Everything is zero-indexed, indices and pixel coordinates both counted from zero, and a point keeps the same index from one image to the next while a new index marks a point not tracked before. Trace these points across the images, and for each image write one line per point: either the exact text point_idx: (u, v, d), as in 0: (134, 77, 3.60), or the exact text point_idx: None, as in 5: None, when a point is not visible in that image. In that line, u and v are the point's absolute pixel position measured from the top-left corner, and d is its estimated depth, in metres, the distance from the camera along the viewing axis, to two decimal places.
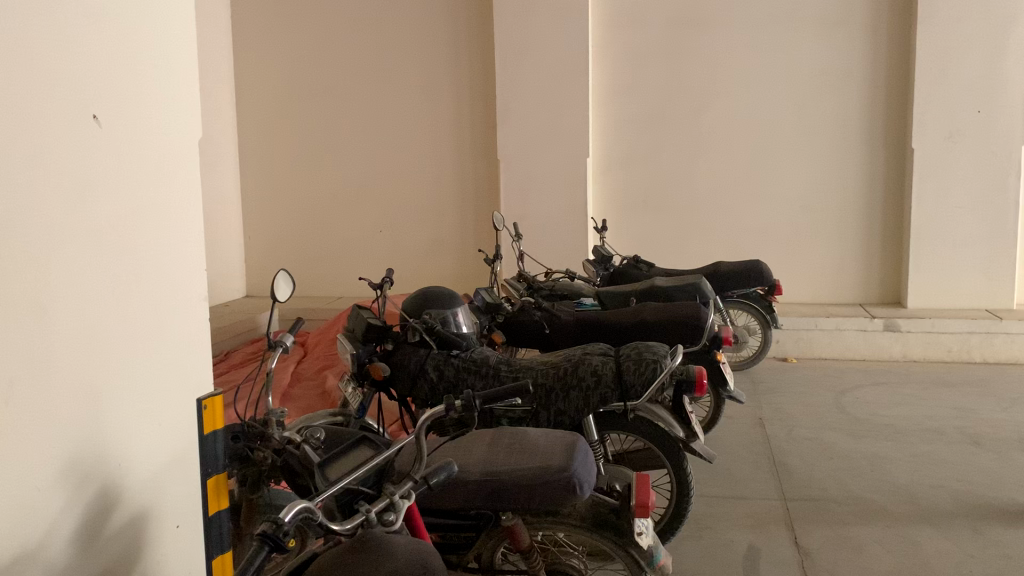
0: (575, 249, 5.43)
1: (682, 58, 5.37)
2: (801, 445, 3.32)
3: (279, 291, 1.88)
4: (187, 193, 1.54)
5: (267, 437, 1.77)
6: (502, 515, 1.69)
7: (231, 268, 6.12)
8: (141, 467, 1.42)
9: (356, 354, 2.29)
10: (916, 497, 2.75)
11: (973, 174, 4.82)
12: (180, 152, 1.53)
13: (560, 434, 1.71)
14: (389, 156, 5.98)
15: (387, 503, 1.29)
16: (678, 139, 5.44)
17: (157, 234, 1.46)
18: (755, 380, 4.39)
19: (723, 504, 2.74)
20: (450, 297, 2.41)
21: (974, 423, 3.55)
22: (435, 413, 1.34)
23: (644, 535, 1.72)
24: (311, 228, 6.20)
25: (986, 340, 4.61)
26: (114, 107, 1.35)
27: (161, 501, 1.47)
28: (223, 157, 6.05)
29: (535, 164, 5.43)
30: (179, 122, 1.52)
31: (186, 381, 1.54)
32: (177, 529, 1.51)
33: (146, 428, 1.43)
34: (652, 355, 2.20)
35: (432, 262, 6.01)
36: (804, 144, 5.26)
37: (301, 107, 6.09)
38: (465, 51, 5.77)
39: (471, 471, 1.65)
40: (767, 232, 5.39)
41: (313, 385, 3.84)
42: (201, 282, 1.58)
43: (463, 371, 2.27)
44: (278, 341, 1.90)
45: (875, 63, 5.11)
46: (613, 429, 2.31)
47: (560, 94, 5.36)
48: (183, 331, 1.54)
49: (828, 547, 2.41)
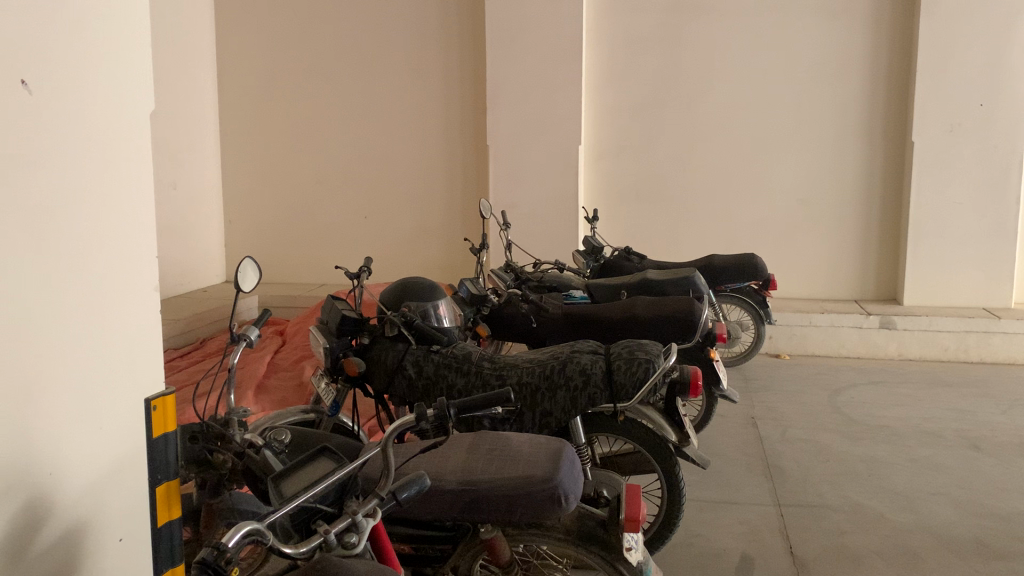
0: (565, 239, 5.30)
1: (678, 44, 5.23)
2: (795, 446, 3.20)
3: (246, 280, 1.73)
4: (138, 172, 1.39)
5: (226, 439, 1.61)
6: (482, 527, 1.59)
7: (211, 254, 5.97)
8: (80, 476, 1.29)
9: (330, 348, 2.14)
10: (916, 505, 2.64)
11: (973, 170, 4.71)
12: (130, 127, 1.37)
13: (545, 440, 1.59)
14: (374, 140, 5.82)
15: (349, 523, 1.15)
16: (672, 128, 5.30)
17: (100, 214, 1.31)
18: (747, 377, 4.27)
19: (715, 510, 2.62)
20: (432, 287, 2.28)
21: (973, 426, 3.44)
22: (404, 424, 1.20)
23: (633, 551, 1.57)
24: (294, 213, 6.05)
25: (983, 339, 4.50)
26: (48, 72, 1.21)
27: (102, 514, 1.33)
28: (204, 138, 5.88)
29: (526, 151, 5.28)
30: (132, 96, 1.38)
31: (136, 381, 1.39)
32: (120, 543, 1.37)
33: (84, 431, 1.29)
34: (645, 355, 2.08)
35: (417, 248, 5.86)
36: (800, 136, 5.13)
37: (287, 89, 5.92)
38: (455, 33, 5.60)
39: (448, 478, 1.51)
40: (759, 226, 5.27)
41: (289, 376, 3.70)
42: (153, 270, 1.43)
43: (444, 368, 2.11)
44: (242, 334, 1.76)
45: (876, 52, 4.97)
46: (600, 431, 2.19)
47: (552, 79, 5.20)
48: (132, 322, 1.38)
49: (824, 558, 2.28)
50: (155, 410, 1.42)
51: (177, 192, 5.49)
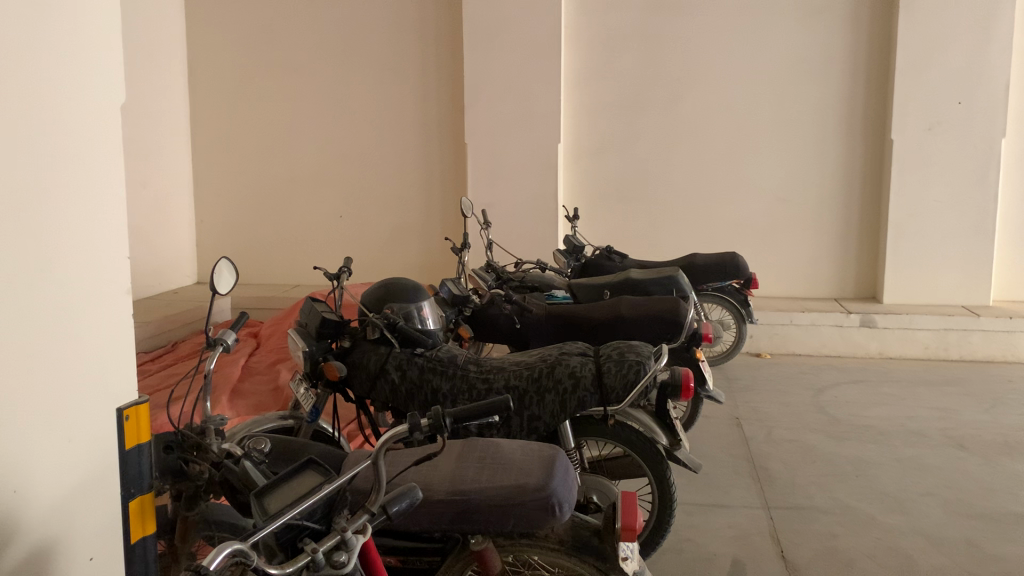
0: (546, 239, 5.25)
1: (657, 41, 5.19)
2: (781, 448, 3.16)
3: (221, 282, 1.65)
4: (107, 169, 1.30)
5: (204, 449, 1.52)
6: (472, 538, 1.47)
7: (182, 255, 5.84)
8: (46, 493, 1.21)
9: (309, 351, 2.06)
10: (905, 506, 2.61)
11: (952, 169, 4.71)
12: (99, 120, 1.29)
13: (537, 448, 1.52)
14: (350, 137, 5.73)
15: (338, 540, 1.10)
16: (652, 127, 5.26)
17: (67, 212, 1.23)
18: (729, 377, 4.23)
19: (704, 513, 2.57)
20: (415, 288, 2.20)
21: (957, 425, 3.42)
22: (398, 434, 1.14)
23: (629, 561, 1.49)
24: (268, 213, 5.94)
25: (962, 337, 4.51)
26: (6, 62, 1.13)
27: (72, 531, 1.26)
28: (175, 136, 5.76)
29: (504, 150, 5.22)
30: (101, 87, 1.29)
31: (106, 390, 1.31)
32: (91, 562, 1.29)
33: (50, 445, 1.22)
34: (636, 356, 2.02)
35: (395, 248, 5.77)
36: (780, 134, 5.11)
37: (260, 86, 5.81)
38: (431, 30, 5.52)
39: (437, 488, 1.43)
40: (739, 226, 5.25)
41: (264, 379, 3.61)
42: (125, 273, 1.35)
43: (428, 372, 2.04)
44: (218, 338, 1.68)
45: (856, 50, 4.97)
46: (590, 436, 2.12)
47: (531, 77, 5.14)
48: (103, 328, 1.30)
49: (817, 562, 2.24)
50: (127, 420, 1.35)
51: (147, 191, 5.36)
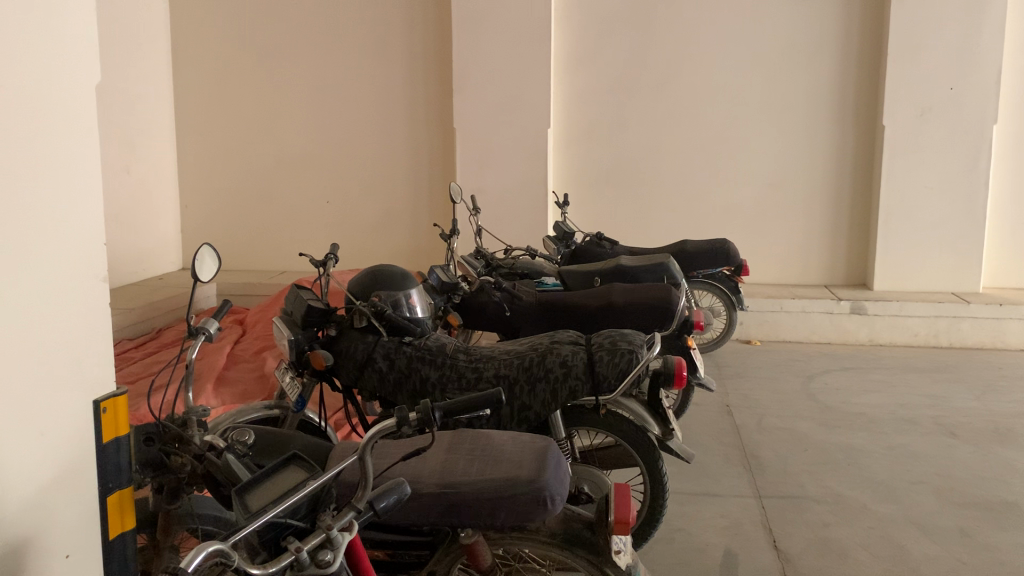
0: (535, 224, 5.21)
1: (647, 23, 5.13)
2: (772, 436, 3.15)
3: (203, 269, 1.59)
4: (82, 151, 1.25)
5: (186, 441, 1.45)
6: (460, 532, 1.42)
7: (166, 241, 5.77)
8: (16, 490, 1.17)
9: (295, 340, 2.01)
10: (897, 495, 2.59)
11: (942, 155, 4.70)
12: (74, 100, 1.23)
13: (529, 439, 1.49)
14: (336, 120, 5.66)
15: (323, 539, 1.06)
16: (642, 111, 5.22)
17: (40, 194, 1.18)
18: (720, 364, 4.21)
19: (695, 503, 2.55)
20: (404, 275, 2.15)
21: (948, 412, 3.41)
22: (384, 429, 1.11)
23: (622, 554, 1.42)
24: (253, 198, 5.87)
25: (952, 324, 4.50)
26: None
27: (46, 528, 1.21)
28: (158, 119, 5.67)
29: (493, 134, 5.17)
30: (75, 66, 1.24)
31: (82, 382, 1.26)
32: (68, 560, 1.25)
33: (20, 442, 1.17)
34: (628, 345, 1.98)
35: (382, 233, 5.72)
36: (770, 118, 5.08)
37: (245, 69, 5.73)
38: (419, 12, 5.44)
39: (425, 481, 1.39)
40: (729, 210, 5.22)
41: (249, 367, 3.56)
42: (102, 258, 1.30)
43: (417, 361, 2.00)
44: (200, 328, 1.62)
45: (849, 32, 4.92)
46: (581, 425, 2.09)
47: (520, 61, 5.08)
48: (77, 316, 1.25)
49: (810, 553, 2.22)
50: (104, 413, 1.30)
51: (130, 175, 5.29)
